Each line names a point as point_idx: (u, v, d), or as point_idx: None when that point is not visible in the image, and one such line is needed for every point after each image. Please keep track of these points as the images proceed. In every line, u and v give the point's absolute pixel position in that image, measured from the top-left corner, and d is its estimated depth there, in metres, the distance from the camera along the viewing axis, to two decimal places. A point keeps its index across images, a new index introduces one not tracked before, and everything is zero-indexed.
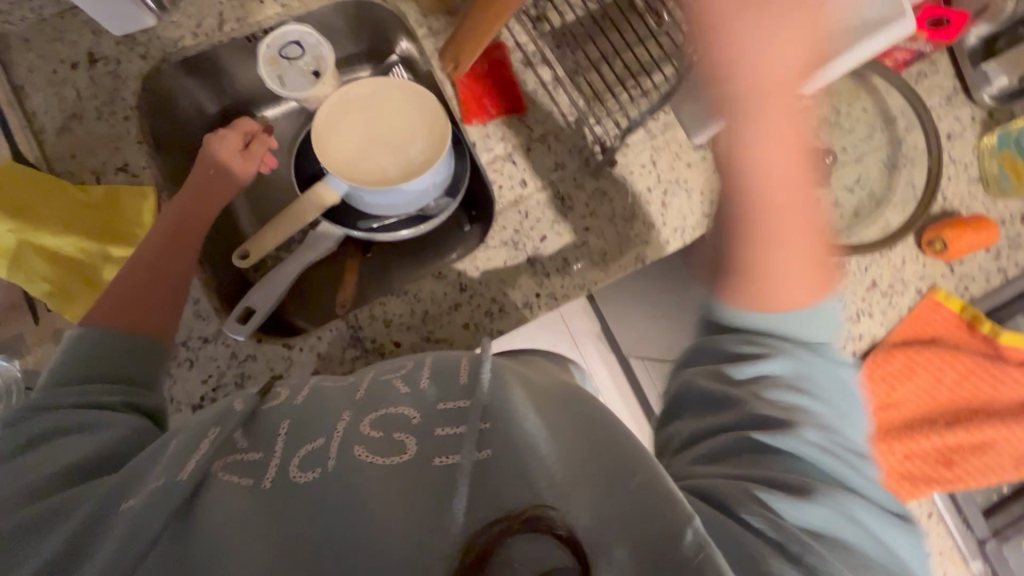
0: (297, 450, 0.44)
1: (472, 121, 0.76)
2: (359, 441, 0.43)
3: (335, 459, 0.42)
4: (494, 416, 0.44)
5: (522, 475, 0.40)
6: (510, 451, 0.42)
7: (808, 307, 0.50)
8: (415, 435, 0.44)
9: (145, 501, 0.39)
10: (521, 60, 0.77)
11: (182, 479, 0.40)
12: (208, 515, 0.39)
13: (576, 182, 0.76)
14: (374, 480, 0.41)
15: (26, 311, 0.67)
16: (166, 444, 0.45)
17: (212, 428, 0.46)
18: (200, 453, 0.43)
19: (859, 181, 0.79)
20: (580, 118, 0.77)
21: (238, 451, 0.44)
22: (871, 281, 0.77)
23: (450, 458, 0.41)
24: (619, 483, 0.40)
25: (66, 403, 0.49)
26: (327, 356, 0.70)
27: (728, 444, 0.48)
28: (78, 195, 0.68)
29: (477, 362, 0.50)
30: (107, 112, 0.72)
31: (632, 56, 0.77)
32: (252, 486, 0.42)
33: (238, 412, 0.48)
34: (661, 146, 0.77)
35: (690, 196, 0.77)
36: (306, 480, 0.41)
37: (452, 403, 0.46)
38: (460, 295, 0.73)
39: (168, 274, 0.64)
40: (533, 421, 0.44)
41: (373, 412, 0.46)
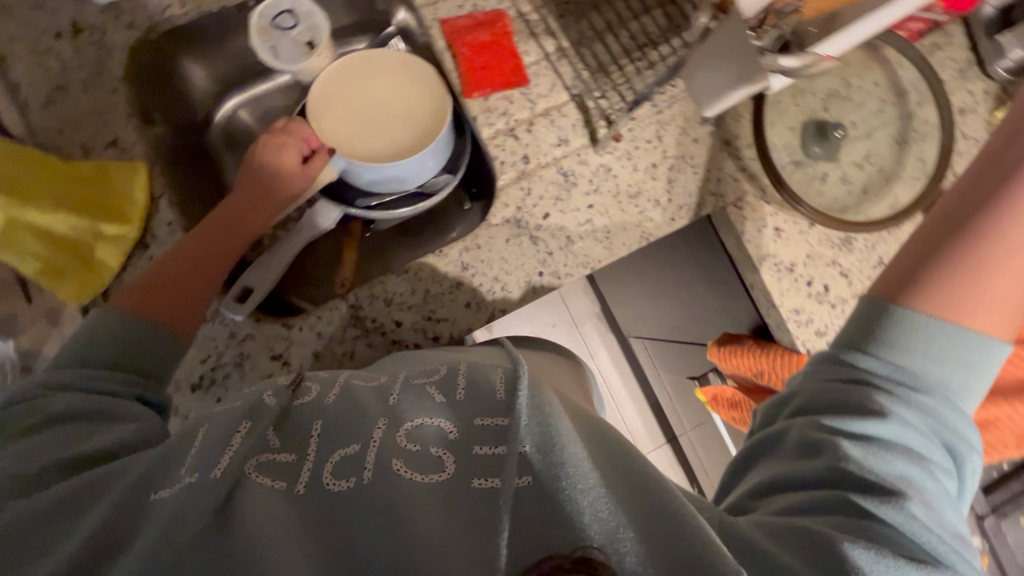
0: (329, 455, 0.42)
1: (473, 93, 0.74)
2: (395, 454, 0.42)
3: (371, 469, 0.41)
4: (535, 438, 0.41)
5: (558, 503, 0.37)
6: (550, 477, 0.38)
7: (989, 349, 0.42)
8: (453, 451, 0.42)
9: (181, 495, 0.38)
10: (523, 30, 0.75)
11: (213, 475, 0.40)
12: (245, 516, 0.38)
13: (580, 158, 0.74)
14: (409, 498, 0.39)
15: (18, 290, 0.65)
16: (197, 429, 0.44)
17: (243, 420, 0.44)
18: (232, 449, 0.42)
19: (868, 156, 0.78)
20: (584, 92, 0.75)
21: (271, 451, 0.43)
22: (878, 260, 0.77)
23: (492, 482, 0.39)
24: (666, 522, 0.37)
25: (64, 384, 0.50)
26: (329, 336, 0.69)
27: (802, 457, 0.41)
28: (68, 170, 0.66)
29: (518, 375, 0.45)
30: (95, 84, 0.70)
31: (638, 26, 0.75)
32: (286, 490, 0.41)
33: (243, 403, 0.47)
34: (667, 121, 0.75)
35: (696, 172, 0.75)
36: (340, 488, 0.40)
37: (490, 420, 0.43)
38: (462, 275, 0.72)
39: (205, 258, 0.66)
40: (574, 447, 0.41)
41: (407, 421, 0.44)
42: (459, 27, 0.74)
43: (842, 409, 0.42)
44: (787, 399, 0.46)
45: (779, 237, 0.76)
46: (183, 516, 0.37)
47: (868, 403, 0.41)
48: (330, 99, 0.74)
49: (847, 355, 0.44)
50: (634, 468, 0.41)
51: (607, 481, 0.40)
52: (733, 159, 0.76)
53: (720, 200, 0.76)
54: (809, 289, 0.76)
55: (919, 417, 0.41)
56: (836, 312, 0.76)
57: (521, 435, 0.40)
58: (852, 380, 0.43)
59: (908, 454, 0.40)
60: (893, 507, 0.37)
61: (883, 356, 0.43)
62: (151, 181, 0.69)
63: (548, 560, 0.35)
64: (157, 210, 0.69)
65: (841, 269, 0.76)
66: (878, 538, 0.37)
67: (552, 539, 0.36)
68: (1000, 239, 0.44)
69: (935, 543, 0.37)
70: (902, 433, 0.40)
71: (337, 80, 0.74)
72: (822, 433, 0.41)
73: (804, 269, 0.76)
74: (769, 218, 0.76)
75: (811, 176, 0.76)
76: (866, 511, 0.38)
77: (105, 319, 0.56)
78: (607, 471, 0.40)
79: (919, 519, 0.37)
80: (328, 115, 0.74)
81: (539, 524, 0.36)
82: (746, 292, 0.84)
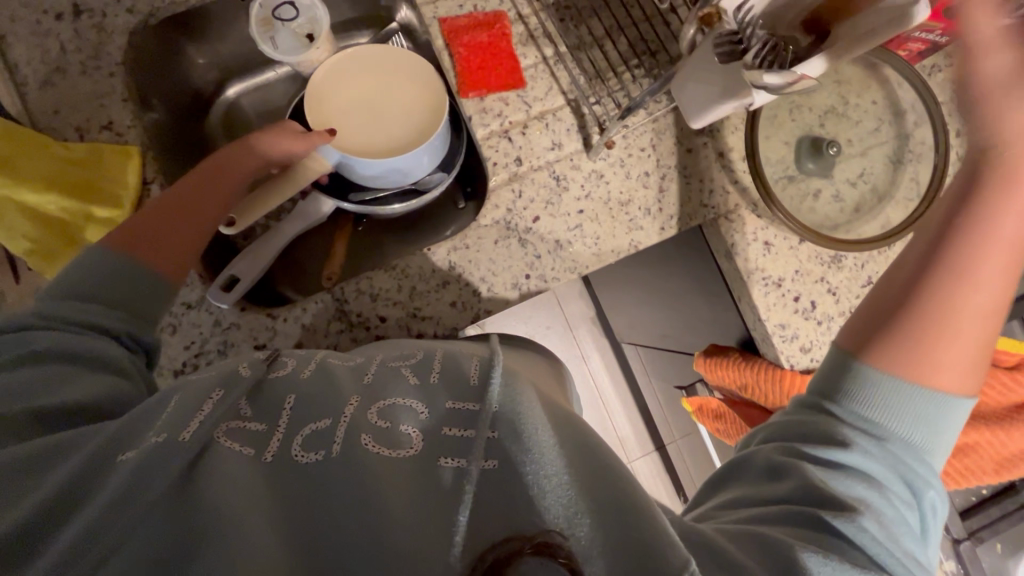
0: (300, 428, 0.42)
1: (468, 93, 0.73)
2: (365, 429, 0.41)
3: (340, 443, 0.40)
4: (502, 424, 0.41)
5: (522, 486, 0.38)
6: (515, 460, 0.39)
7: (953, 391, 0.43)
8: (423, 430, 0.42)
9: (145, 455, 0.37)
10: (523, 33, 0.75)
11: (182, 437, 0.39)
12: (211, 481, 0.38)
13: (573, 163, 0.74)
14: (375, 472, 0.39)
15: (7, 267, 0.66)
16: (166, 398, 0.43)
17: (217, 390, 0.44)
18: (203, 414, 0.41)
19: (862, 175, 0.77)
20: (580, 97, 0.75)
21: (241, 418, 0.42)
22: (866, 278, 0.77)
23: (457, 462, 0.40)
24: (625, 513, 0.37)
25: (53, 316, 0.48)
26: (313, 328, 0.70)
27: (768, 476, 0.42)
28: (60, 151, 0.66)
29: (491, 365, 0.46)
30: (93, 67, 0.70)
31: (638, 34, 0.75)
32: (253, 457, 0.40)
33: (218, 376, 0.46)
34: (662, 130, 0.75)
35: (688, 182, 0.75)
36: (309, 460, 0.40)
37: (460, 404, 0.43)
38: (448, 273, 0.72)
39: (198, 206, 0.62)
40: (542, 434, 0.41)
41: (378, 400, 0.44)
42: (458, 27, 0.74)
43: (804, 435, 0.43)
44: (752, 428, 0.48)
45: (769, 251, 0.76)
46: (147, 477, 0.37)
47: (834, 430, 0.42)
48: (331, 86, 0.74)
49: (811, 395, 0.46)
50: (599, 455, 0.42)
51: (572, 465, 0.40)
52: (726, 171, 0.76)
53: (711, 211, 0.76)
54: (795, 304, 0.76)
55: (881, 449, 0.42)
56: (822, 329, 0.76)
57: (491, 419, 0.41)
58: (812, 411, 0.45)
59: (866, 476, 0.41)
60: (851, 522, 0.38)
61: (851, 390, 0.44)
62: (143, 167, 0.69)
63: (516, 539, 0.35)
64: (148, 196, 0.69)
65: (828, 286, 0.76)
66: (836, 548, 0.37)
67: (513, 520, 0.36)
68: (967, 288, 0.44)
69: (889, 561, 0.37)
70: (860, 458, 0.41)
71: (341, 68, 0.74)
72: (790, 456, 0.42)
73: (791, 284, 0.76)
74: (759, 231, 0.76)
75: (804, 192, 0.76)
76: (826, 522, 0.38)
77: (91, 257, 0.53)
78: (572, 456, 0.41)
79: (876, 537, 0.38)
80: (327, 102, 0.74)
81: (502, 506, 0.37)
82: (734, 305, 0.85)
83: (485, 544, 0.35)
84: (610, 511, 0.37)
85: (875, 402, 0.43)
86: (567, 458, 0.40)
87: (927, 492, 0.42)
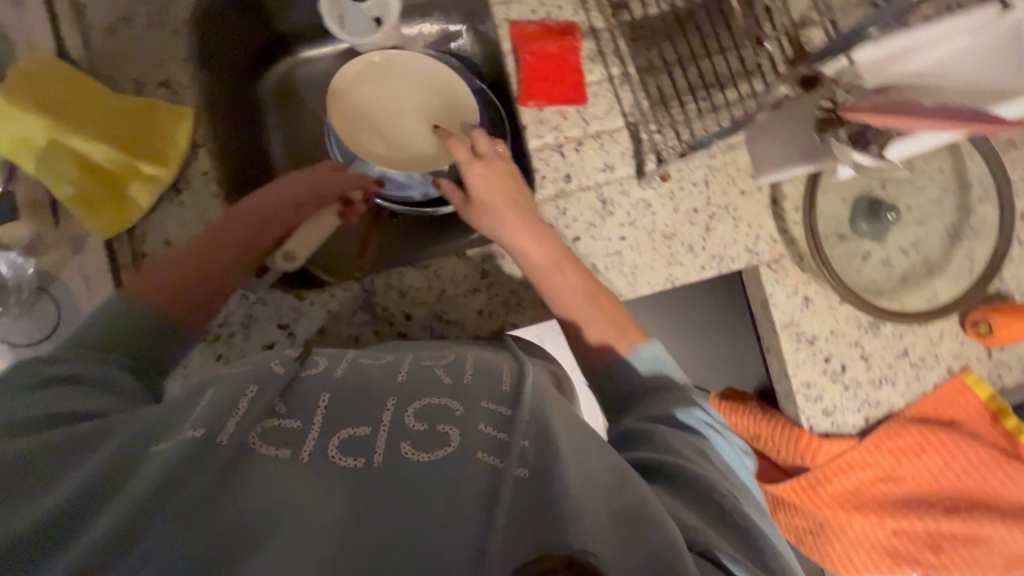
0: (336, 433, 0.40)
1: (528, 101, 0.72)
2: (406, 436, 0.40)
3: (382, 454, 0.39)
4: (535, 437, 0.43)
5: (558, 501, 0.38)
6: (552, 475, 0.40)
7: None
8: (459, 427, 0.41)
9: (183, 451, 0.37)
10: (592, 48, 0.73)
11: (221, 436, 0.38)
12: (256, 478, 0.37)
13: (622, 189, 0.73)
14: (416, 477, 0.38)
15: (49, 211, 0.66)
16: (202, 390, 0.43)
17: (252, 386, 0.42)
18: (240, 413, 0.40)
19: (915, 244, 0.75)
20: (640, 121, 0.73)
21: (276, 416, 0.41)
22: (902, 349, 0.75)
23: (494, 460, 0.39)
24: (640, 526, 0.38)
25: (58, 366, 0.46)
26: (337, 315, 0.69)
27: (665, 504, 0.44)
28: (117, 103, 0.66)
29: (528, 380, 0.49)
30: (158, 22, 0.69)
31: (709, 65, 0.73)
32: (291, 458, 0.38)
33: (250, 369, 0.45)
34: (717, 168, 0.73)
35: (736, 225, 0.73)
36: (347, 465, 0.38)
37: (495, 406, 0.44)
38: (480, 280, 0.71)
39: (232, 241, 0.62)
40: (560, 437, 0.43)
41: (416, 401, 0.43)
42: (528, 31, 0.72)
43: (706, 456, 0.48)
44: (652, 436, 0.49)
45: (806, 307, 0.74)
46: (182, 474, 0.36)
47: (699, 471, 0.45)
48: (353, 101, 0.76)
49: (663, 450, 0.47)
50: (604, 462, 0.44)
51: (599, 482, 0.41)
52: (777, 219, 0.74)
53: (755, 258, 0.74)
54: (825, 365, 0.74)
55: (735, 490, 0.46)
56: (848, 394, 0.74)
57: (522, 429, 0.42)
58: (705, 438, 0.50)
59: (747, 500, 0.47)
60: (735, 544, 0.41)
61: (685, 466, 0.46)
62: (194, 130, 0.69)
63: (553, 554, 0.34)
64: (194, 158, 0.69)
65: (862, 352, 0.74)
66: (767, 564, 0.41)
67: (542, 536, 0.36)
68: None
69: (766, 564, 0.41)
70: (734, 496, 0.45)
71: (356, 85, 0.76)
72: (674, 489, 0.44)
73: (824, 344, 0.74)
74: (800, 286, 0.74)
75: (853, 253, 0.74)
76: (750, 535, 0.42)
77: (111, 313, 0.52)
78: (598, 470, 0.42)
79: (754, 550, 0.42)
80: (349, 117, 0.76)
81: (538, 520, 0.37)
82: (760, 352, 0.83)
83: (521, 555, 0.35)
84: (620, 517, 0.39)
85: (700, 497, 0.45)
86: (594, 476, 0.41)
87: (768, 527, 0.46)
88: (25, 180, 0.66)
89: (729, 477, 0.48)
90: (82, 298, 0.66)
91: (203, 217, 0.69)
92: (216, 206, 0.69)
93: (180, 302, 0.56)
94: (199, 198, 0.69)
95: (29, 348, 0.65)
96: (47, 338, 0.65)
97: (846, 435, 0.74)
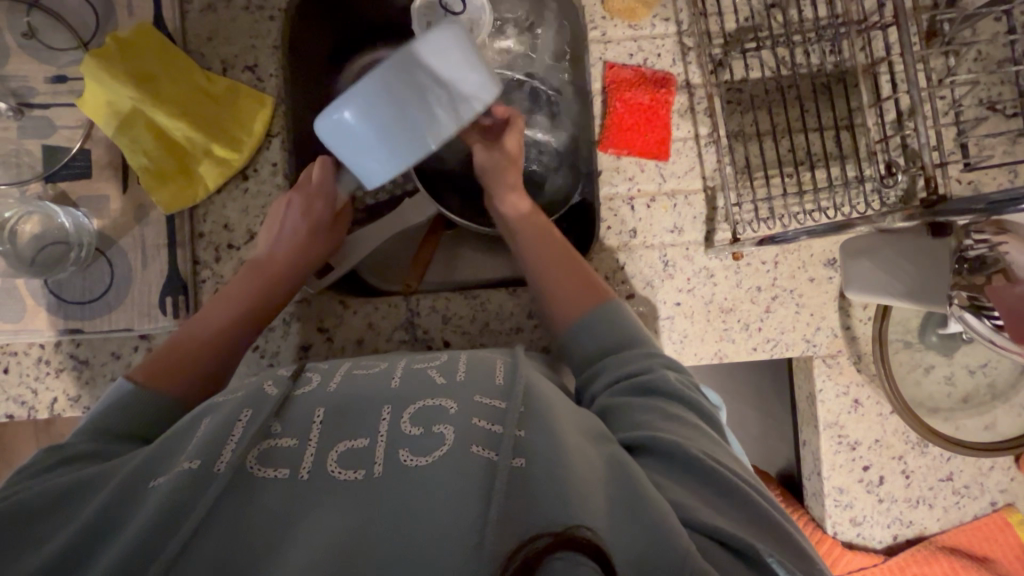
0: (335, 443, 0.39)
1: (608, 148, 0.70)
2: (402, 441, 0.38)
3: (382, 464, 0.37)
4: (528, 424, 0.41)
5: (554, 492, 0.36)
6: (545, 467, 0.37)
7: None
8: (454, 426, 0.39)
9: (174, 481, 0.36)
10: (684, 103, 0.70)
11: (218, 466, 0.37)
12: (254, 503, 0.36)
13: (687, 253, 0.70)
14: (417, 483, 0.36)
15: (118, 176, 0.67)
16: (199, 418, 0.43)
17: (245, 410, 0.41)
18: (235, 439, 0.39)
19: (983, 365, 0.69)
20: (720, 187, 0.70)
21: (272, 436, 0.39)
22: (947, 473, 0.71)
23: (489, 453, 0.37)
24: (639, 516, 0.37)
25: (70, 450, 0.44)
26: (377, 330, 0.69)
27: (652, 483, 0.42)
28: (202, 81, 0.67)
29: (514, 369, 0.47)
30: (255, 6, 0.69)
31: (802, 141, 0.70)
32: (289, 476, 0.37)
33: (246, 394, 0.45)
34: (791, 250, 0.70)
35: (797, 312, 0.70)
36: (347, 477, 0.37)
37: (489, 400, 0.42)
38: (524, 320, 0.70)
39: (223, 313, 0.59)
40: (542, 412, 0.43)
41: (411, 405, 0.41)
42: (622, 77, 0.70)
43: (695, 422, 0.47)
44: (627, 414, 0.48)
45: (854, 410, 0.71)
46: (176, 507, 0.35)
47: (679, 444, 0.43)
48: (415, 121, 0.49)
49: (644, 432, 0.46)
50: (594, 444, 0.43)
51: (596, 473, 0.39)
52: (841, 314, 0.70)
53: (811, 349, 0.70)
54: (862, 474, 0.71)
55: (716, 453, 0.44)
56: (880, 508, 0.71)
57: (516, 418, 0.40)
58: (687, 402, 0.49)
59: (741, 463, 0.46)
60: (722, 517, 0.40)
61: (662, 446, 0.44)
62: (271, 120, 0.68)
63: (548, 536, 0.33)
64: (267, 148, 0.69)
65: (904, 468, 0.71)
66: (770, 534, 0.40)
67: (537, 517, 0.34)
68: None
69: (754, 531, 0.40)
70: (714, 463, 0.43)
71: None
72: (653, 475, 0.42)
73: (866, 451, 0.71)
74: (853, 386, 0.70)
75: (915, 363, 0.69)
76: (750, 502, 0.41)
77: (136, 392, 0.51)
78: (595, 462, 0.41)
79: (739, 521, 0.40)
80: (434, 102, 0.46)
81: (536, 509, 0.35)
82: (794, 441, 0.80)
83: (515, 541, 0.33)
84: (620, 504, 0.38)
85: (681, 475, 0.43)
86: (593, 468, 0.40)
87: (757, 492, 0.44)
88: (102, 141, 0.67)
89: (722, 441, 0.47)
90: (137, 267, 0.67)
91: (264, 207, 0.68)
92: (279, 198, 0.69)
93: (175, 380, 0.54)
94: (264, 187, 0.69)
95: (79, 308, 0.66)
96: (97, 301, 0.66)
97: (870, 549, 0.71)
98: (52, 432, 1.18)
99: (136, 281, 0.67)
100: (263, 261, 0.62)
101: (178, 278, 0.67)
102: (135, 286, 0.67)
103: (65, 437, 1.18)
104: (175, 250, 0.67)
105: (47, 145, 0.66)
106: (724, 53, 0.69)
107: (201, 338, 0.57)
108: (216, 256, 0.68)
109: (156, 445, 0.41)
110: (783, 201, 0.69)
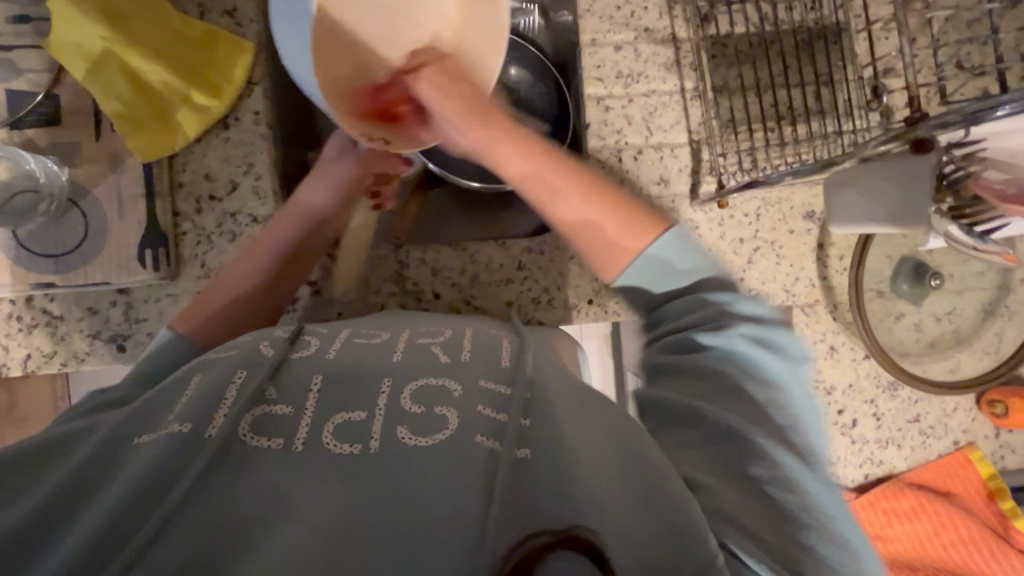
0: (333, 414, 0.37)
1: (593, 100, 0.71)
2: (401, 418, 0.37)
3: (378, 439, 0.36)
4: (535, 412, 0.40)
5: (560, 488, 0.35)
6: (551, 457, 0.37)
7: None
8: (458, 410, 0.38)
9: (162, 447, 0.34)
10: (670, 57, 0.71)
11: (208, 431, 0.36)
12: (241, 479, 0.34)
13: (673, 206, 0.71)
14: (419, 465, 0.35)
15: (90, 123, 0.64)
16: (190, 375, 0.41)
17: (240, 370, 0.40)
18: (228, 403, 0.37)
19: (949, 313, 0.71)
20: (705, 140, 0.71)
21: (267, 402, 0.38)
22: (915, 415, 0.75)
23: (493, 443, 0.37)
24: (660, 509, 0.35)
25: (81, 410, 0.42)
26: (366, 282, 0.68)
27: (716, 457, 0.41)
28: (177, 23, 0.64)
29: (521, 352, 0.46)
30: None
31: (784, 96, 0.71)
32: (283, 448, 0.36)
33: (238, 352, 0.43)
34: (772, 202, 0.72)
35: (778, 262, 0.72)
36: (342, 453, 0.36)
37: (493, 385, 0.41)
38: (515, 272, 0.70)
39: (251, 259, 0.58)
40: (555, 407, 0.41)
41: (412, 381, 0.40)
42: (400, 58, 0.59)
43: (725, 389, 0.45)
44: (688, 371, 0.47)
45: (831, 356, 0.74)
46: (166, 476, 0.33)
47: (752, 429, 0.42)
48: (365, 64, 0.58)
49: (711, 393, 0.45)
50: (610, 418, 0.43)
51: (608, 467, 0.38)
52: (819, 264, 0.73)
53: (791, 299, 0.73)
54: (837, 417, 0.74)
55: (790, 456, 0.41)
56: (853, 449, 0.75)
57: (524, 407, 0.39)
58: (720, 372, 0.46)
59: (757, 425, 0.42)
60: (759, 518, 0.38)
61: (741, 418, 0.43)
62: (252, 67, 0.66)
63: (548, 535, 0.32)
64: (248, 96, 0.67)
65: (875, 410, 0.74)
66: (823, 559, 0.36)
67: (537, 517, 0.33)
68: None
69: (809, 544, 0.37)
70: (790, 459, 0.41)
71: None
72: (734, 438, 0.41)
73: (840, 396, 0.74)
74: (829, 334, 0.73)
75: (887, 312, 0.71)
76: (765, 490, 0.39)
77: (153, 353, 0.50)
78: (607, 452, 0.39)
79: (801, 539, 0.37)
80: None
81: (537, 504, 0.34)
82: None
83: (516, 535, 0.32)
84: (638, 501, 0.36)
85: (733, 463, 0.41)
86: (600, 455, 0.39)
87: (842, 510, 0.40)
88: (72, 85, 0.64)
89: (756, 408, 0.44)
90: (113, 218, 0.65)
91: (246, 156, 0.67)
92: (261, 148, 0.67)
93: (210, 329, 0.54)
94: (246, 136, 0.67)
95: (50, 261, 0.64)
96: (72, 252, 0.64)
97: (843, 488, 0.75)
98: (14, 414, 1.12)
99: (112, 233, 0.65)
100: (292, 208, 0.61)
101: (157, 229, 0.65)
102: (111, 239, 0.65)
103: (27, 423, 1.13)
104: (153, 200, 0.65)
105: (11, 89, 0.63)
106: (710, 7, 0.70)
107: (232, 296, 0.56)
108: (196, 207, 0.66)
109: (141, 405, 0.39)
110: (767, 155, 0.70)
